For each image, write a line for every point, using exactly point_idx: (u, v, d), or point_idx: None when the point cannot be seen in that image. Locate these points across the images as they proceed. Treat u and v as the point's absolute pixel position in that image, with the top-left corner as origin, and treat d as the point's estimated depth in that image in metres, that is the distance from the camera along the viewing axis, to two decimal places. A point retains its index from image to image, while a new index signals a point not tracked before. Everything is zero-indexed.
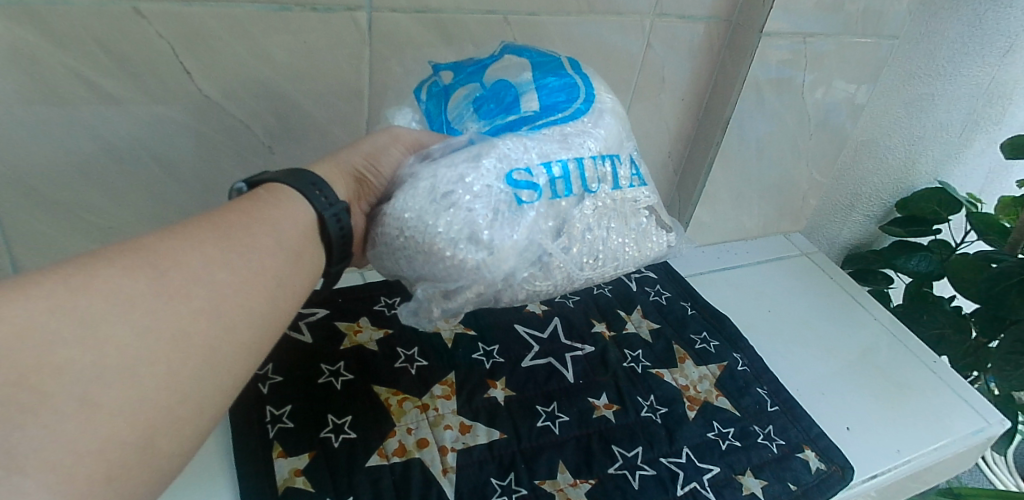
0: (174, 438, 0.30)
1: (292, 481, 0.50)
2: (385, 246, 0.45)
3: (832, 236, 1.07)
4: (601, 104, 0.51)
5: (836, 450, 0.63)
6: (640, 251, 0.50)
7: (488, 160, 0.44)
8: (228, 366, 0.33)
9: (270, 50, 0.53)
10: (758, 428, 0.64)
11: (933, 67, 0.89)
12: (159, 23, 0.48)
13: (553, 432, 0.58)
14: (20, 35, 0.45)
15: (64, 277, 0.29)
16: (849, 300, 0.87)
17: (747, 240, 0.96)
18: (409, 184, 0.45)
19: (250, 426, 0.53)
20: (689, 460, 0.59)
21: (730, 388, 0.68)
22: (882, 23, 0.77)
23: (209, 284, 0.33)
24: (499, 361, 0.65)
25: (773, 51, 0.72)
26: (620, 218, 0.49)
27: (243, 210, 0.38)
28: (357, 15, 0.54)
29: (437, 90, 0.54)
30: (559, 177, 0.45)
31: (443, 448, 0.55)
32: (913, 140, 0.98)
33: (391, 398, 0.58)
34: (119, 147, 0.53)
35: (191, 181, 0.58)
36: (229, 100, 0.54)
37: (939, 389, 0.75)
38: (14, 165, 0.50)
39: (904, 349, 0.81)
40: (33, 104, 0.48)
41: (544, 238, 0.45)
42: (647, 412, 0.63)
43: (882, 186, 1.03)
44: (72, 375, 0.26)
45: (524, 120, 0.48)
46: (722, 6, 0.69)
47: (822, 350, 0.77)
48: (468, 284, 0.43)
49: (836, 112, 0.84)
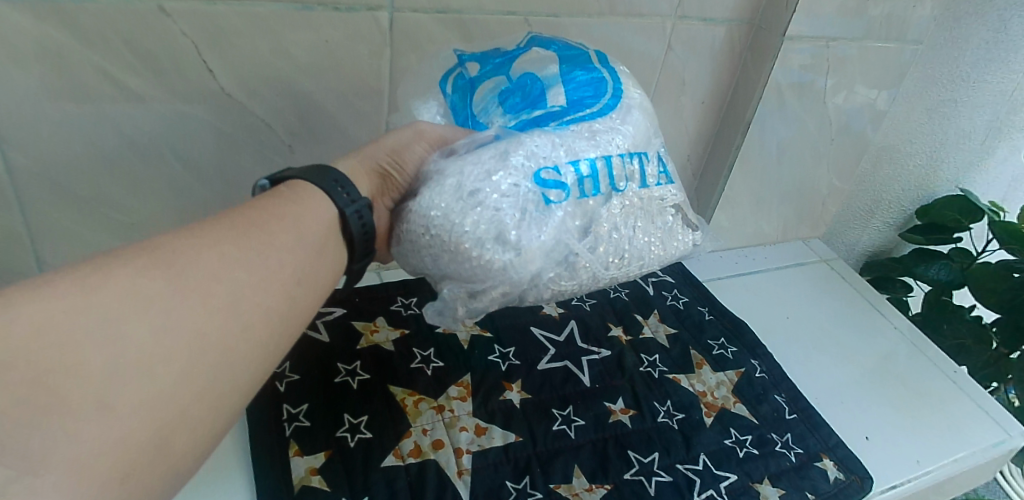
0: (190, 438, 0.30)
1: (308, 480, 0.50)
2: (410, 243, 0.45)
3: (851, 242, 1.06)
4: (629, 99, 0.50)
5: (855, 460, 0.62)
6: (666, 250, 0.50)
7: (516, 158, 0.44)
8: (246, 365, 0.33)
9: (291, 49, 0.53)
10: (776, 436, 0.63)
11: (956, 73, 0.88)
12: (183, 22, 0.48)
13: (569, 436, 0.58)
14: (47, 32, 0.45)
15: (80, 277, 0.29)
16: (868, 308, 0.86)
17: (765, 245, 0.95)
18: (436, 181, 0.44)
19: (267, 424, 0.54)
20: (706, 467, 0.58)
21: (748, 396, 0.67)
22: (906, 28, 0.76)
23: (225, 282, 0.33)
24: (515, 363, 0.64)
25: (794, 55, 0.71)
26: (646, 216, 0.49)
27: (262, 207, 0.38)
28: (379, 15, 0.54)
29: (462, 82, 0.53)
30: (587, 176, 0.45)
31: (459, 450, 0.54)
32: (935, 147, 0.97)
33: (407, 399, 0.58)
34: (143, 146, 0.53)
35: (213, 179, 0.58)
36: (250, 98, 0.54)
37: (960, 399, 0.74)
38: (40, 162, 0.50)
39: (928, 357, 0.79)
40: (61, 102, 0.48)
41: (570, 237, 0.45)
42: (664, 417, 0.62)
43: (903, 192, 1.01)
44: (85, 376, 0.26)
45: (552, 115, 0.48)
46: (744, 9, 0.69)
47: (841, 357, 0.77)
48: (494, 284, 0.43)
49: (857, 118, 0.83)
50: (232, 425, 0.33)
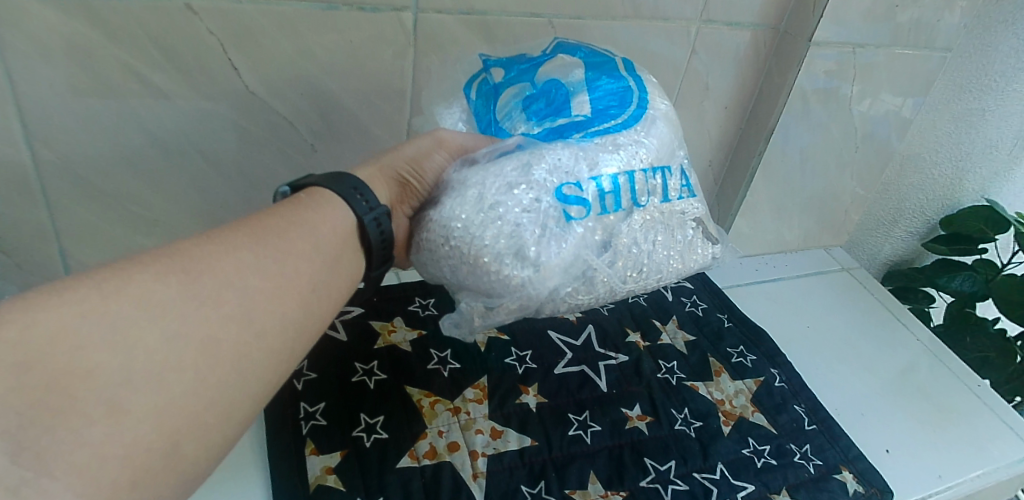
0: (202, 443, 0.30)
1: (324, 479, 0.50)
2: (429, 253, 0.45)
3: (873, 251, 1.04)
4: (655, 110, 0.49)
5: (875, 473, 0.61)
6: (684, 263, 0.50)
7: (539, 171, 0.43)
8: (260, 371, 0.33)
9: (316, 48, 0.53)
10: (795, 447, 0.62)
11: (983, 82, 0.87)
12: (209, 20, 0.48)
13: (585, 441, 0.58)
14: (77, 29, 0.46)
15: (100, 281, 0.29)
16: (890, 320, 0.85)
17: (786, 253, 0.94)
18: (457, 191, 0.44)
19: (283, 423, 0.54)
20: (723, 476, 0.57)
21: (767, 405, 0.66)
22: (934, 36, 0.74)
23: (239, 289, 0.33)
24: (532, 367, 0.64)
25: (819, 61, 0.70)
26: (667, 230, 0.48)
27: (281, 213, 0.38)
28: (404, 16, 0.54)
29: (487, 88, 0.53)
30: (609, 192, 0.45)
31: (474, 453, 0.54)
32: (960, 156, 0.95)
33: (423, 400, 0.58)
34: (167, 142, 0.54)
35: (235, 177, 0.58)
36: (274, 97, 0.55)
37: (983, 414, 0.72)
38: (66, 157, 0.51)
39: (951, 372, 0.78)
40: (89, 97, 0.49)
41: (590, 252, 0.44)
42: (681, 425, 0.61)
43: (926, 202, 1.00)
44: (100, 380, 0.26)
45: (576, 125, 0.47)
46: (770, 14, 0.68)
47: (862, 370, 0.75)
48: (511, 299, 0.43)
49: (881, 126, 0.82)
50: (247, 428, 0.33)
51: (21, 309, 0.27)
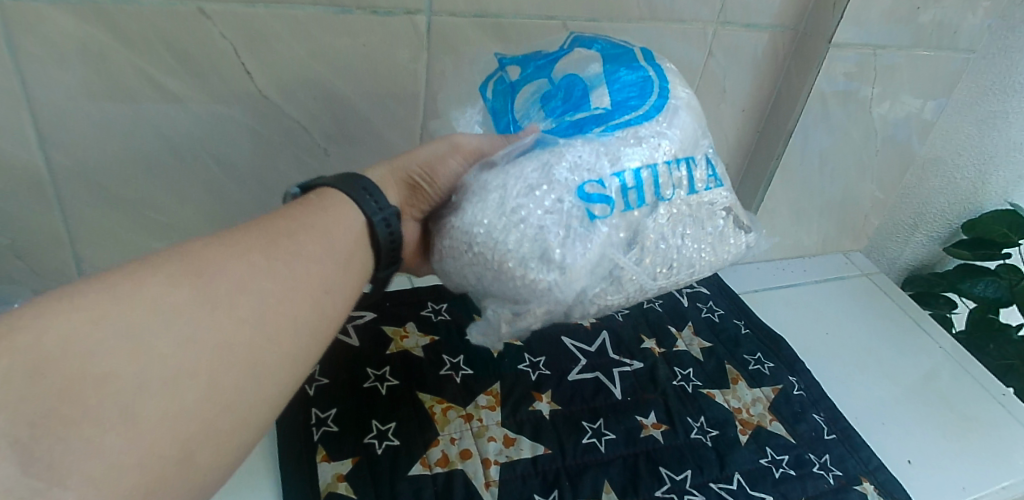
0: (214, 452, 0.29)
1: (335, 486, 0.49)
2: (452, 261, 0.45)
3: (894, 255, 1.03)
4: (676, 99, 0.48)
5: (897, 485, 0.59)
6: (716, 255, 0.48)
7: (561, 171, 0.42)
8: (275, 378, 0.32)
9: (330, 51, 0.53)
10: (814, 457, 0.61)
11: (1007, 83, 0.84)
12: (222, 24, 0.48)
13: (598, 449, 0.57)
14: (90, 33, 0.46)
15: (111, 288, 0.29)
16: (912, 326, 0.83)
17: (804, 259, 0.92)
18: (478, 196, 0.43)
19: (296, 428, 0.53)
20: (740, 486, 0.56)
21: (786, 413, 0.65)
22: (958, 37, 0.72)
23: (255, 293, 0.32)
24: (545, 373, 0.63)
25: (837, 63, 0.69)
26: (695, 223, 0.47)
27: (291, 215, 0.38)
28: (416, 19, 0.53)
29: (503, 87, 0.53)
30: (632, 187, 0.43)
31: (486, 461, 0.53)
32: (985, 159, 0.93)
33: (436, 407, 0.57)
34: (181, 146, 0.54)
35: (249, 181, 0.58)
36: (288, 101, 0.54)
37: (1009, 422, 0.70)
38: (81, 160, 0.51)
39: (975, 379, 0.76)
40: (103, 102, 0.49)
41: (616, 251, 0.43)
42: (697, 434, 0.60)
43: (949, 206, 0.98)
44: (113, 387, 0.26)
45: (595, 118, 0.46)
46: (788, 15, 0.67)
47: (883, 377, 0.74)
48: (538, 303, 0.42)
49: (902, 129, 0.80)
50: (261, 435, 0.32)
51: (32, 317, 0.26)
